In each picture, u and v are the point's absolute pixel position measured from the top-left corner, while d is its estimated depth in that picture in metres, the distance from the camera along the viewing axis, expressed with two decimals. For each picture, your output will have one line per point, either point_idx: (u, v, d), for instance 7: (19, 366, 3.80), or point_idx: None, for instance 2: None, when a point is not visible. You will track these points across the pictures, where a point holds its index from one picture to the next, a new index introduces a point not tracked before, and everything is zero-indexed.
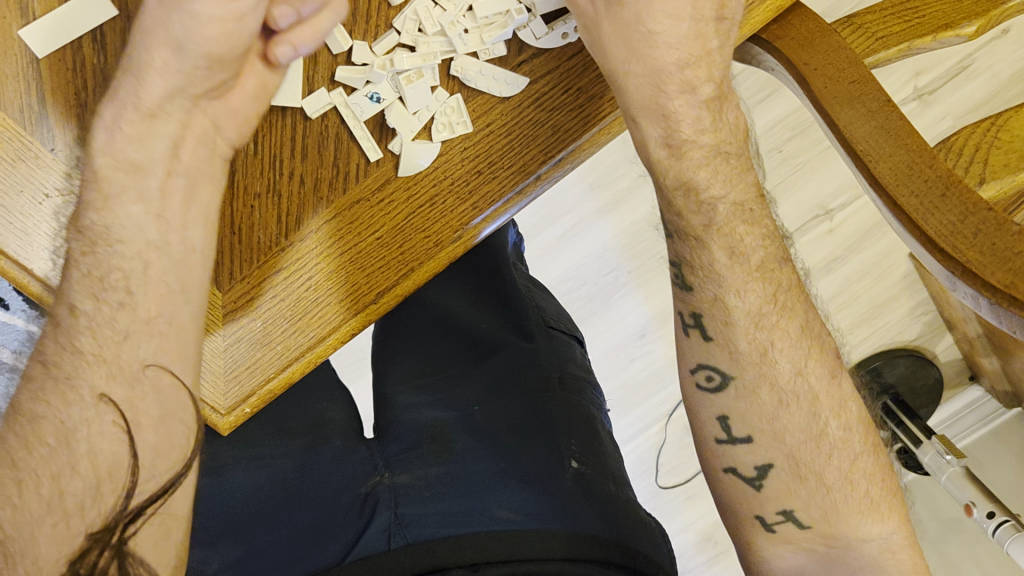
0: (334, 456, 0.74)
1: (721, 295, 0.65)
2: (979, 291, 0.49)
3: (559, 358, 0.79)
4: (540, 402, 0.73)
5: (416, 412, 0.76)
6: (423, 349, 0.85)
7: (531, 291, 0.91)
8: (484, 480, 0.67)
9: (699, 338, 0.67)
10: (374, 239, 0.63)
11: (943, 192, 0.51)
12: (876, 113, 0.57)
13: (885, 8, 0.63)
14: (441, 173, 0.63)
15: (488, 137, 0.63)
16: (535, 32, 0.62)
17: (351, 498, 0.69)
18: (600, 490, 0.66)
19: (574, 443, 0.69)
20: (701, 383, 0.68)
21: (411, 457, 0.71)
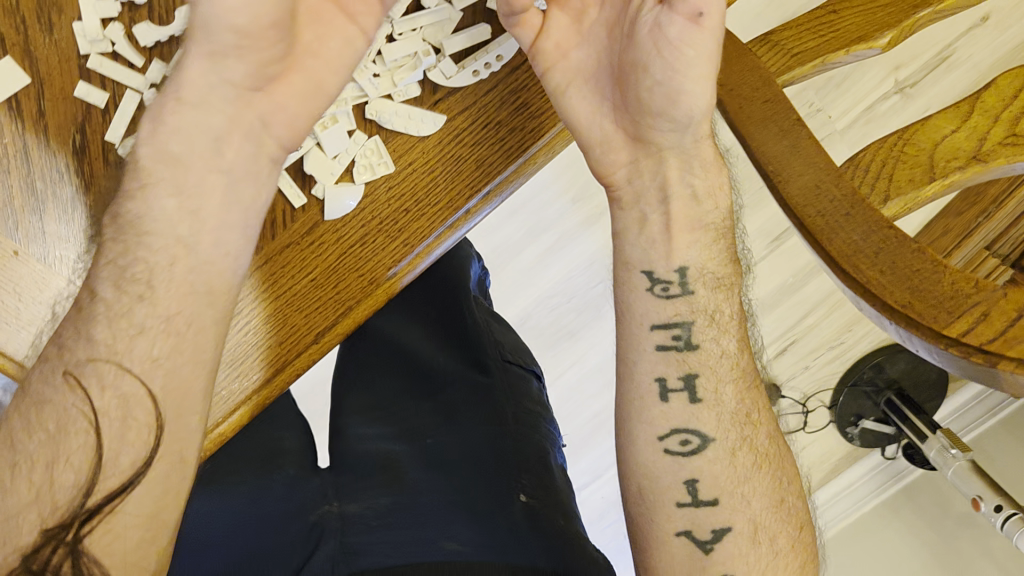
0: (286, 486, 0.72)
1: (725, 351, 0.64)
2: (880, 312, 0.48)
3: (514, 393, 0.77)
4: (491, 433, 0.73)
5: (364, 444, 0.76)
6: (377, 380, 0.84)
7: (492, 325, 0.87)
8: (428, 514, 0.67)
9: (683, 402, 0.64)
10: (309, 281, 0.64)
11: (847, 212, 0.51)
12: (786, 133, 0.57)
13: (800, 24, 0.63)
14: (369, 214, 0.64)
15: (414, 175, 0.64)
16: (445, 72, 0.63)
17: (299, 528, 0.68)
18: (547, 525, 0.64)
19: (524, 478, 0.68)
20: (673, 447, 0.63)
21: (363, 488, 0.70)
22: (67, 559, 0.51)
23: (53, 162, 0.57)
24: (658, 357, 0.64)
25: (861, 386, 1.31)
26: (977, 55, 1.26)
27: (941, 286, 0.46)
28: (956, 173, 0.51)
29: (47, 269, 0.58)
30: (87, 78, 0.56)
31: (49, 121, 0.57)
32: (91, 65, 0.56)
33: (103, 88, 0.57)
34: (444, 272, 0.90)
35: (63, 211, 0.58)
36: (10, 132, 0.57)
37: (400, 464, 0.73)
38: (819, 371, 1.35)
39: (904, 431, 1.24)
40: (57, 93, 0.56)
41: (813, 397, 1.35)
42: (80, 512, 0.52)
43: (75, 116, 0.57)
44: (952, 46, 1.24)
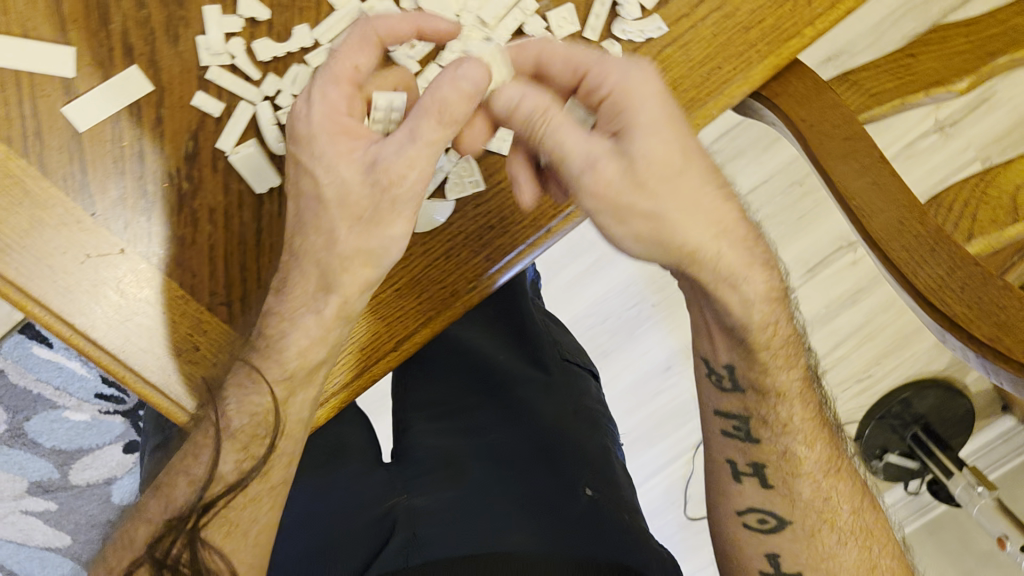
0: (349, 478, 0.77)
1: (789, 448, 0.66)
2: (967, 343, 0.50)
3: (574, 393, 0.83)
4: (554, 433, 0.76)
5: (430, 439, 0.79)
6: (437, 375, 0.86)
7: (548, 326, 0.93)
8: (496, 505, 0.68)
9: (755, 486, 0.67)
10: (391, 290, 0.67)
11: (931, 247, 0.53)
12: (868, 171, 0.59)
13: (880, 66, 0.65)
14: (456, 229, 0.67)
15: (501, 193, 0.67)
16: None
17: (368, 519, 0.69)
18: (612, 518, 0.67)
19: (587, 473, 0.71)
20: (750, 524, 0.67)
21: (426, 482, 0.72)
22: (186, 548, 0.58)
23: (165, 165, 0.60)
24: (726, 440, 0.68)
25: (889, 419, 1.34)
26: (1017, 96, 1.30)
27: None
28: None
29: (151, 267, 0.59)
30: (205, 87, 0.59)
31: (165, 127, 0.59)
32: (210, 76, 0.59)
33: (218, 98, 0.59)
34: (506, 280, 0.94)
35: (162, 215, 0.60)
36: (129, 137, 0.59)
37: (460, 456, 0.75)
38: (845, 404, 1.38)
39: (929, 465, 1.26)
40: (175, 101, 0.59)
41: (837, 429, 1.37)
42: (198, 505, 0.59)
43: (189, 123, 0.59)
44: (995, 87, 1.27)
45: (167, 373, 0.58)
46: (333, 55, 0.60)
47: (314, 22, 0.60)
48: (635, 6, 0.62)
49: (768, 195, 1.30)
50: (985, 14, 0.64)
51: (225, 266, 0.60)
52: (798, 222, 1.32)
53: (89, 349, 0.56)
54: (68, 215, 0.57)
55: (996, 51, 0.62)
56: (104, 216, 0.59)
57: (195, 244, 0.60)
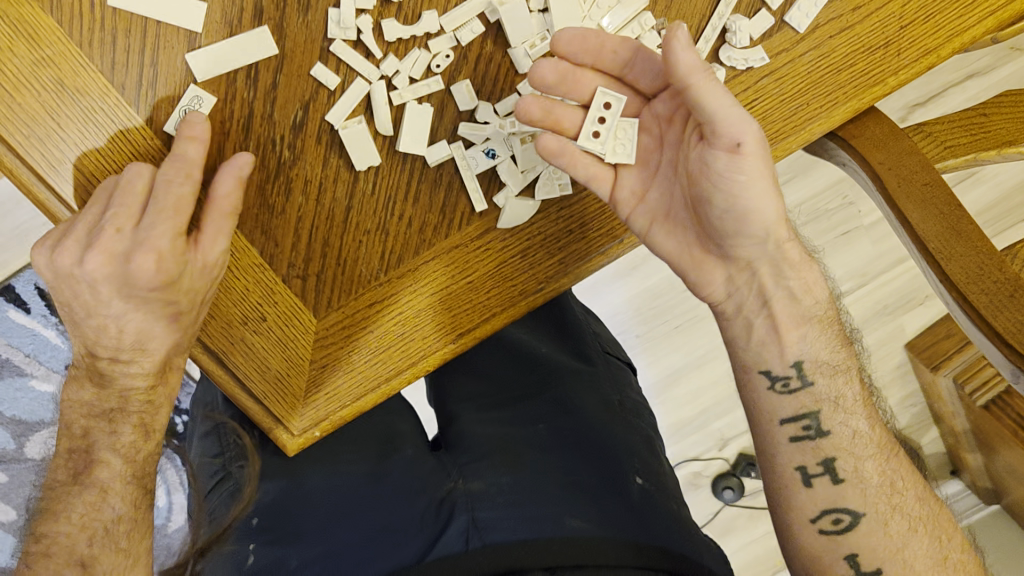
0: (406, 464, 0.79)
1: (856, 431, 0.68)
2: None
3: (615, 382, 0.90)
4: (601, 423, 0.82)
5: (484, 426, 0.82)
6: (479, 366, 0.90)
7: (587, 321, 0.98)
8: (548, 500, 0.72)
9: (827, 485, 0.67)
10: (466, 281, 0.66)
11: (1011, 294, 0.57)
12: (948, 215, 0.62)
13: (953, 121, 0.69)
14: (539, 229, 0.67)
15: (585, 200, 0.68)
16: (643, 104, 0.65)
17: (426, 502, 0.73)
18: (662, 506, 0.76)
19: (637, 462, 0.79)
20: (828, 527, 0.67)
21: (479, 467, 0.77)
22: None
23: (271, 132, 0.61)
24: (793, 448, 0.68)
25: None
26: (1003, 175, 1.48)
27: None
28: None
29: (234, 232, 0.62)
30: (325, 60, 0.60)
31: (280, 92, 0.60)
32: (335, 50, 0.60)
33: (337, 73, 0.61)
34: None
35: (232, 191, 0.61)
36: (242, 98, 0.59)
37: (512, 438, 0.80)
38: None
39: None
40: (295, 69, 0.60)
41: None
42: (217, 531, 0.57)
43: (304, 94, 0.60)
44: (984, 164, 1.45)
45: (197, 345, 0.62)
46: (454, 43, 0.62)
47: (442, 10, 0.62)
48: (742, 34, 0.65)
49: None
50: None
51: (308, 239, 0.64)
52: None
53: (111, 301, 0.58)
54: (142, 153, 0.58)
55: None
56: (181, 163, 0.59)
57: (285, 214, 0.63)
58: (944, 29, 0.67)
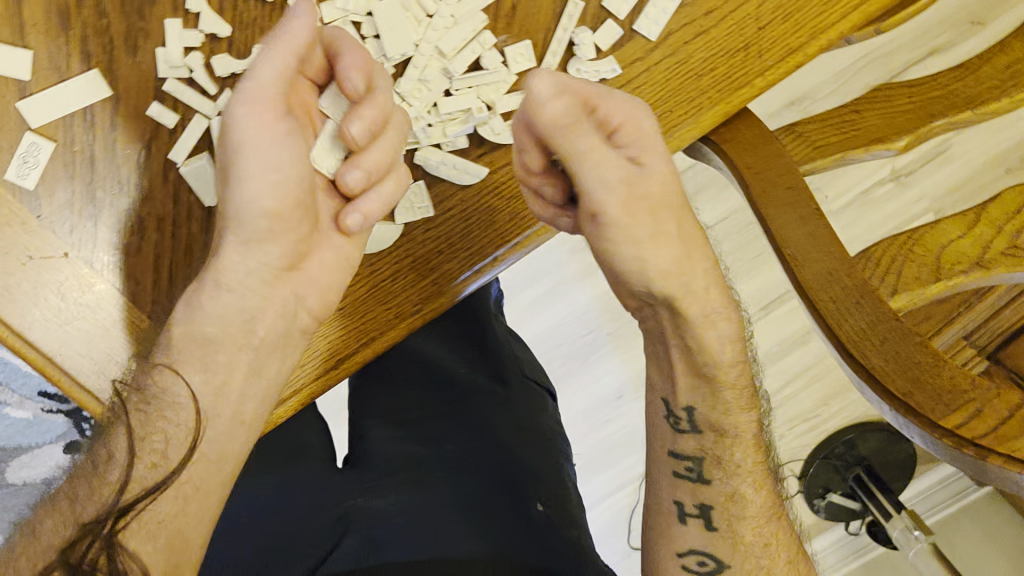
0: (309, 482, 0.77)
1: (737, 491, 0.64)
2: (883, 398, 0.52)
3: (532, 409, 0.84)
4: (512, 446, 0.78)
5: (390, 443, 0.79)
6: (398, 388, 0.87)
7: (509, 340, 0.94)
8: (445, 525, 0.68)
9: (700, 529, 0.65)
10: (340, 310, 0.68)
11: (858, 300, 0.55)
12: (807, 220, 0.61)
13: (825, 120, 0.68)
14: (405, 252, 0.67)
15: (448, 220, 0.67)
16: (494, 129, 0.64)
17: (325, 519, 0.71)
18: (560, 534, 0.70)
19: (541, 490, 0.74)
20: (691, 566, 0.66)
21: (384, 483, 0.74)
22: (103, 552, 0.52)
23: (116, 174, 0.60)
24: (673, 482, 0.66)
25: (833, 459, 1.32)
26: (970, 152, 1.46)
27: (941, 379, 0.50)
28: (956, 276, 0.55)
29: (92, 273, 0.59)
30: (160, 98, 0.59)
31: (118, 134, 0.60)
32: (166, 88, 0.60)
33: (174, 110, 0.60)
34: None
35: (107, 229, 0.60)
36: (80, 141, 0.59)
37: (420, 461, 0.76)
38: (793, 441, 1.39)
39: (870, 507, 1.23)
40: (130, 109, 0.59)
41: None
42: (97, 528, 0.53)
43: (144, 133, 0.60)
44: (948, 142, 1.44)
45: (103, 378, 0.58)
46: None
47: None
48: (589, 48, 0.64)
49: (727, 232, 1.33)
50: (926, 78, 0.67)
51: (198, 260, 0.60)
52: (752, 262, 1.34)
53: (22, 348, 0.57)
54: (12, 215, 0.58)
55: (934, 113, 0.65)
56: (50, 220, 0.59)
57: (140, 253, 0.60)
58: (806, 25, 0.65)
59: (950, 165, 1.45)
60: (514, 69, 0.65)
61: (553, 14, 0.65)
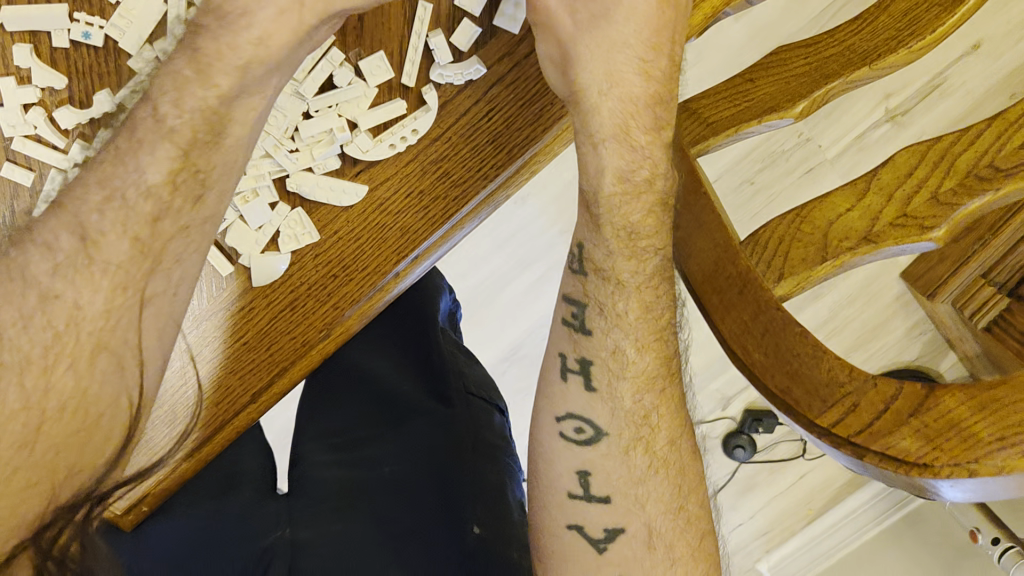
0: (242, 511, 0.80)
1: (616, 346, 0.66)
2: (764, 395, 0.48)
3: (473, 424, 0.83)
4: (450, 466, 0.78)
5: (331, 470, 0.83)
6: (341, 405, 0.93)
7: (457, 357, 0.95)
8: (370, 551, 0.72)
9: (579, 388, 0.67)
10: (242, 344, 0.66)
11: (740, 291, 0.51)
12: (693, 195, 0.58)
13: (719, 92, 0.64)
14: (298, 279, 0.65)
15: (337, 243, 0.65)
16: (361, 146, 0.63)
17: (248, 557, 0.74)
18: (498, 558, 0.71)
19: (479, 509, 0.75)
20: (568, 432, 0.68)
21: (316, 516, 0.77)
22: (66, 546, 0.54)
23: None
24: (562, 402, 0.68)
25: None
26: (970, 82, 1.36)
27: (819, 372, 0.46)
28: (845, 253, 0.52)
29: None
30: (12, 158, 0.60)
31: None
32: (16, 148, 0.60)
33: (29, 167, 0.61)
34: (413, 309, 1.00)
35: None
36: None
37: (361, 488, 0.79)
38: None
39: None
40: None
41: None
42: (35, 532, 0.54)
43: (3, 193, 0.61)
44: (943, 74, 1.35)
45: None
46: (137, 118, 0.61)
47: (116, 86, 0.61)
48: (447, 50, 0.63)
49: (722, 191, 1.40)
50: (823, 33, 0.63)
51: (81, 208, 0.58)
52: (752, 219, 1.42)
53: None
54: None
55: (830, 73, 0.60)
56: None
57: None
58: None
59: (949, 99, 1.36)
60: (372, 81, 0.63)
61: (405, 20, 0.62)
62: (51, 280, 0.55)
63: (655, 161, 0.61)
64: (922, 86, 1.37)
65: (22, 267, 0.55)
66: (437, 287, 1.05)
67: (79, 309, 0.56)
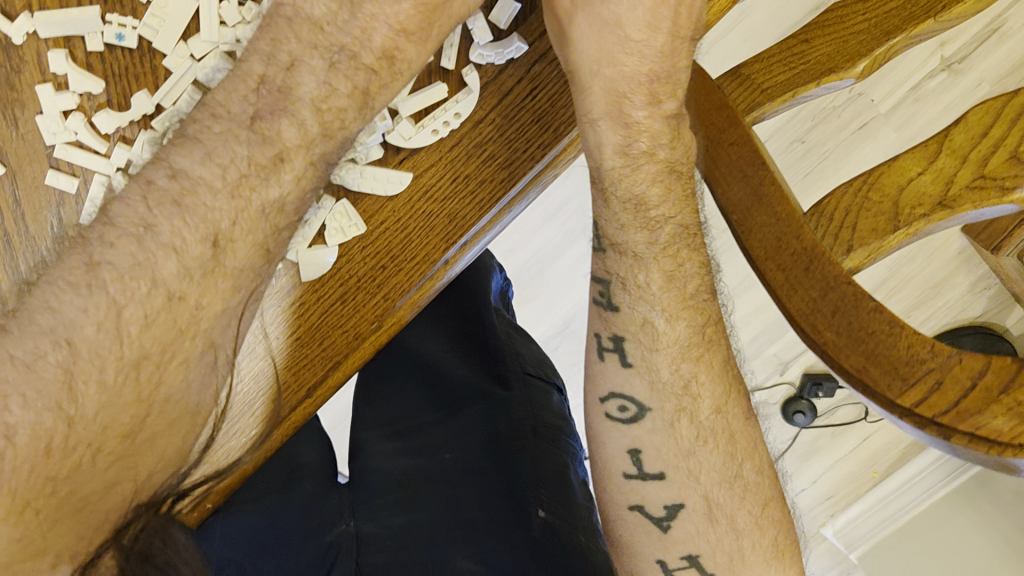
0: (303, 503, 0.81)
1: (647, 318, 0.66)
2: (839, 375, 0.46)
3: (532, 406, 0.85)
4: (512, 450, 0.79)
5: (392, 460, 0.84)
6: (398, 391, 0.94)
7: (513, 338, 0.96)
8: (440, 537, 0.74)
9: (618, 365, 0.68)
10: (295, 340, 0.65)
11: (807, 267, 0.49)
12: (754, 163, 0.55)
13: (772, 55, 0.60)
14: (347, 272, 0.64)
15: (384, 234, 0.64)
16: (403, 134, 0.62)
17: (316, 547, 0.76)
18: (565, 540, 0.71)
19: (543, 493, 0.74)
20: (613, 413, 0.68)
21: (376, 505, 0.80)
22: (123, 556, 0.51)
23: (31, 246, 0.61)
24: (603, 377, 0.69)
25: None
26: None
27: (897, 349, 0.44)
28: (919, 221, 0.49)
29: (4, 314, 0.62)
30: (54, 165, 0.60)
31: (24, 208, 0.61)
32: (58, 155, 0.60)
33: (71, 173, 0.60)
34: (466, 289, 1.00)
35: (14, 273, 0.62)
36: None
37: (421, 477, 0.81)
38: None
39: None
40: (29, 183, 0.60)
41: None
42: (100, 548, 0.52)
43: (49, 201, 0.61)
44: (1002, 17, 1.29)
45: None
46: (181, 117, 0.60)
47: (155, 87, 0.60)
48: (487, 28, 0.61)
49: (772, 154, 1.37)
50: None
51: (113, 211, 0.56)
52: (805, 180, 1.37)
53: None
54: None
55: (891, 30, 0.58)
56: None
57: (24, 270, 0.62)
58: None
59: (1010, 43, 1.30)
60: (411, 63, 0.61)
61: None
62: (178, 282, 0.55)
63: (654, 131, 0.63)
64: (980, 31, 1.30)
65: (150, 268, 0.54)
66: (486, 265, 1.05)
67: (199, 310, 0.56)
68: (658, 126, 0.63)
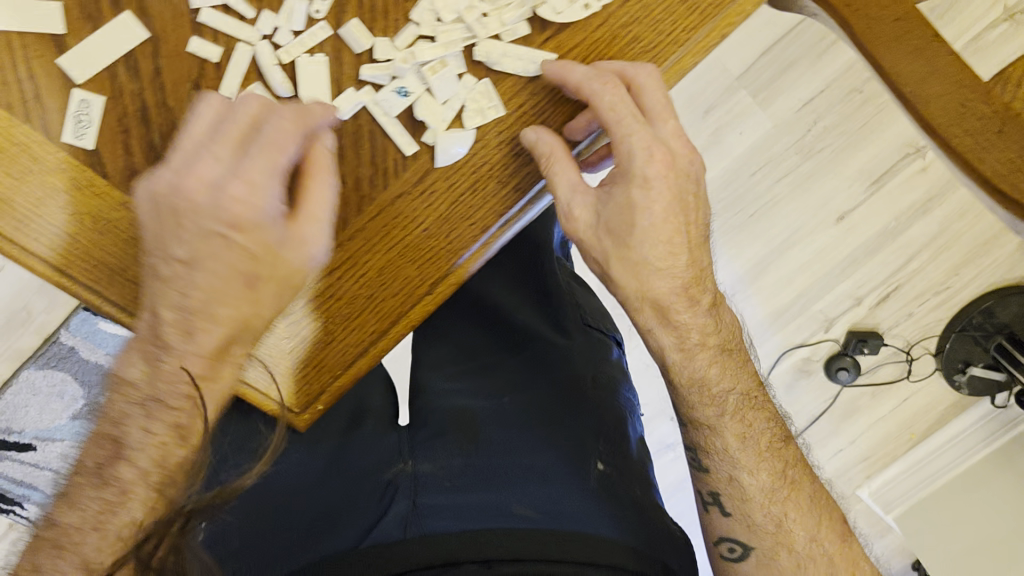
0: (362, 442, 0.87)
1: (734, 476, 0.79)
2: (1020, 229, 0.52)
3: (590, 355, 0.94)
4: (583, 393, 0.88)
5: (447, 400, 0.90)
6: (458, 328, 1.02)
7: (571, 285, 1.06)
8: (501, 474, 0.78)
9: (720, 513, 0.81)
10: (418, 231, 0.64)
11: (1001, 129, 0.53)
12: (923, 51, 0.55)
13: None
14: (480, 158, 0.64)
15: (522, 118, 0.65)
16: (555, 8, 0.65)
17: (374, 486, 0.79)
18: (617, 491, 0.79)
19: (602, 446, 0.83)
20: (725, 552, 0.81)
21: (437, 444, 0.82)
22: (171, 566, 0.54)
23: (171, 119, 0.62)
24: (718, 522, 0.81)
25: (970, 331, 1.62)
26: None
27: None
28: None
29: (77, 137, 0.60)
30: (200, 34, 0.63)
31: (165, 78, 0.62)
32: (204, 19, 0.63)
33: (216, 42, 0.63)
34: (525, 237, 1.06)
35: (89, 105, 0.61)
36: (128, 91, 0.62)
37: (477, 413, 0.87)
38: (923, 316, 1.63)
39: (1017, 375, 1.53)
40: (172, 50, 0.62)
41: (917, 344, 1.65)
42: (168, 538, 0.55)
43: (190, 73, 0.63)
44: None
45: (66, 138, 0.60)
46: None
47: None
48: None
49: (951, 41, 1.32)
50: None
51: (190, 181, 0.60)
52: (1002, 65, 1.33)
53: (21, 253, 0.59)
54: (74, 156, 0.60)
55: None
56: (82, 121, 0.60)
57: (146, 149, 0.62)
58: None
59: None
60: None
61: None
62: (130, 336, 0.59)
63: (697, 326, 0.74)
64: None
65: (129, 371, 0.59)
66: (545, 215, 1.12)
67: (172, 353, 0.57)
68: (701, 322, 0.74)
